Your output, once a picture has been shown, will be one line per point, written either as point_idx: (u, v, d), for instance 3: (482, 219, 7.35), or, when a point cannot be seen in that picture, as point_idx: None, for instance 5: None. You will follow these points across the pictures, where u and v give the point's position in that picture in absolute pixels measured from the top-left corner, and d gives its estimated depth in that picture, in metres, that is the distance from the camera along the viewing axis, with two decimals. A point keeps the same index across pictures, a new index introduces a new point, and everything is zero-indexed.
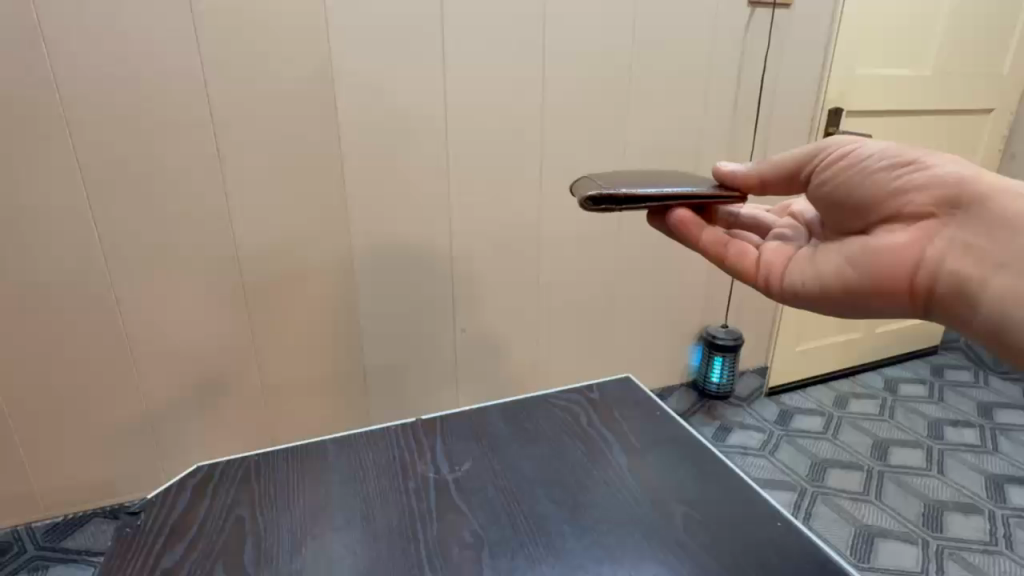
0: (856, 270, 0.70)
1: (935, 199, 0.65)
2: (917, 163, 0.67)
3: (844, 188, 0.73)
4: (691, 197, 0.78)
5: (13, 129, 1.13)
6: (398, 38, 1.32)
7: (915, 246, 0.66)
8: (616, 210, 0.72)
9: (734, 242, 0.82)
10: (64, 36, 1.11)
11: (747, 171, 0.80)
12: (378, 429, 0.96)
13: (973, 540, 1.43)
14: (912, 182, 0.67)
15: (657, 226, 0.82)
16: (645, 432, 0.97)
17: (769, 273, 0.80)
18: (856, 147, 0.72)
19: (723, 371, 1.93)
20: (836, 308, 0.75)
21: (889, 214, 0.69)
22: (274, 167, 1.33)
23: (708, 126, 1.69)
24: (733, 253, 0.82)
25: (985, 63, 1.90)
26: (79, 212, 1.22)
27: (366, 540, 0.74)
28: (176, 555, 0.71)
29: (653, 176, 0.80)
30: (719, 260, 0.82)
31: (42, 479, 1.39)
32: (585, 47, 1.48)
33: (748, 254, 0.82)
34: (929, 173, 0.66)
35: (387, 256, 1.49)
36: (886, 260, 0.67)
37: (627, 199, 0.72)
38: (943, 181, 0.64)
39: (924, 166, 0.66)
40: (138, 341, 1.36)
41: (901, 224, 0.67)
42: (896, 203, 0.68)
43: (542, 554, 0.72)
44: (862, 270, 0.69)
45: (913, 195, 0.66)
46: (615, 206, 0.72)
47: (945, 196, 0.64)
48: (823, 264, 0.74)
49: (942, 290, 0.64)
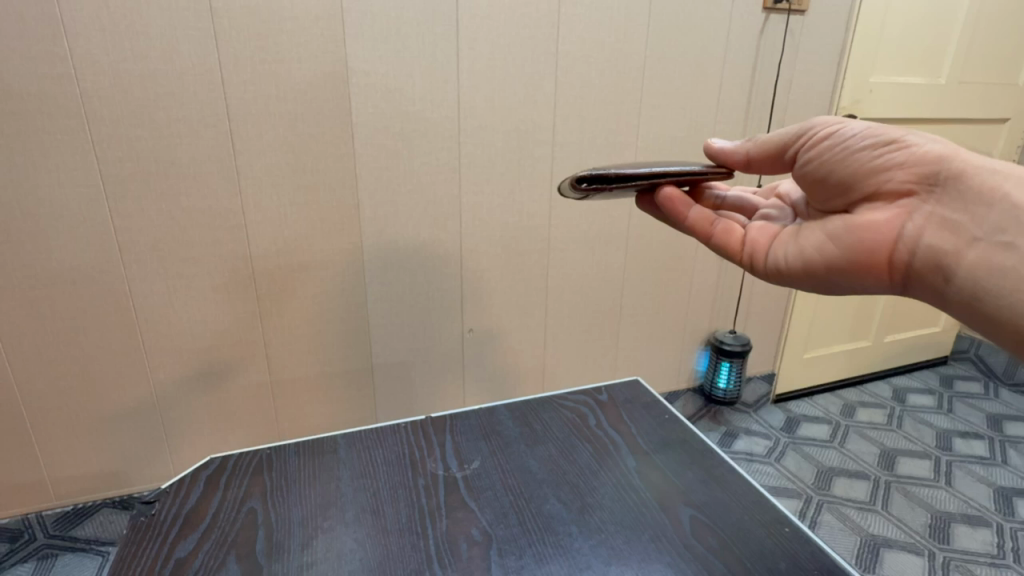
0: (836, 247, 0.72)
1: (914, 177, 0.66)
2: (897, 142, 0.68)
3: (824, 166, 0.74)
4: (680, 175, 0.79)
5: (35, 122, 1.15)
6: (412, 38, 1.33)
7: (895, 222, 0.67)
8: (604, 190, 0.74)
9: (721, 221, 0.82)
10: (85, 32, 1.13)
11: (735, 148, 0.81)
12: (387, 426, 0.97)
13: (980, 552, 1.42)
14: (891, 160, 0.68)
15: (646, 206, 0.82)
16: (652, 433, 0.97)
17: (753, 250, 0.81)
18: (837, 126, 0.72)
19: (730, 376, 1.92)
20: (818, 283, 0.76)
21: (870, 192, 0.70)
22: (288, 164, 1.34)
23: (719, 131, 1.69)
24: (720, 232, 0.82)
25: (1000, 72, 1.89)
26: (96, 204, 1.24)
27: (376, 535, 0.74)
28: (189, 544, 0.72)
29: (644, 162, 0.82)
30: (707, 239, 0.83)
31: (54, 467, 1.41)
32: (598, 50, 1.48)
33: (734, 233, 0.82)
34: (908, 153, 0.67)
35: (397, 254, 1.50)
36: (866, 236, 0.69)
37: (616, 179, 0.74)
38: (921, 161, 0.66)
39: (903, 146, 0.67)
40: (150, 333, 1.37)
41: (882, 201, 0.69)
42: (875, 180, 0.69)
43: (551, 554, 0.72)
44: (842, 246, 0.71)
45: (892, 173, 0.68)
46: (603, 185, 0.73)
47: (924, 173, 0.66)
48: (805, 242, 0.75)
49: (919, 264, 0.66)
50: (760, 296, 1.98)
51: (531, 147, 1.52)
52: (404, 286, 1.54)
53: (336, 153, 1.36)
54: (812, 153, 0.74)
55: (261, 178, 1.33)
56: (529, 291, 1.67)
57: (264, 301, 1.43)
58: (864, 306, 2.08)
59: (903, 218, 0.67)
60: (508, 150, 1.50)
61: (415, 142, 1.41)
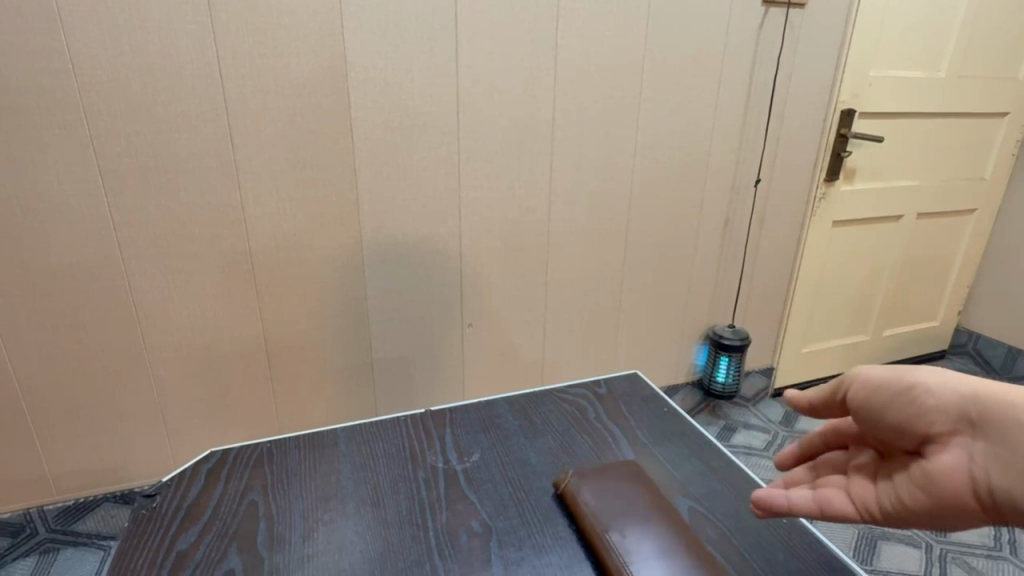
0: (929, 505, 0.43)
1: (957, 414, 0.42)
2: (920, 384, 0.45)
3: (866, 413, 0.49)
4: None
5: (33, 117, 1.15)
6: (411, 32, 1.32)
7: (958, 468, 0.41)
8: None
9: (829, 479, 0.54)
10: (83, 26, 1.12)
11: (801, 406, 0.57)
12: (387, 420, 0.98)
13: (977, 544, 1.43)
14: (923, 404, 0.44)
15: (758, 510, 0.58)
16: (652, 427, 0.98)
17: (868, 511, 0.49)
18: (860, 372, 0.51)
19: (728, 370, 1.93)
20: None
21: (922, 438, 0.44)
22: (287, 159, 1.34)
23: (719, 125, 1.69)
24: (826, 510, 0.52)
25: (1000, 66, 1.88)
26: (95, 200, 1.24)
27: (377, 527, 0.75)
28: (191, 536, 0.73)
29: None
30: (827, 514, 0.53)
31: (55, 462, 1.41)
32: (597, 44, 1.48)
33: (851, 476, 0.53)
34: (938, 394, 0.43)
35: (396, 249, 1.50)
36: (945, 496, 0.41)
37: None
38: (961, 398, 0.42)
39: (932, 388, 0.44)
40: (150, 328, 1.38)
41: (939, 446, 0.42)
42: (921, 427, 0.44)
43: (551, 544, 0.73)
44: (926, 505, 0.43)
45: (932, 416, 0.43)
46: None
47: (964, 411, 0.41)
48: (897, 499, 0.45)
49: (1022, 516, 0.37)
50: (759, 290, 1.98)
51: (531, 141, 1.52)
52: (403, 281, 1.54)
53: (335, 148, 1.36)
54: (853, 397, 0.50)
55: (260, 173, 1.33)
56: (528, 286, 1.67)
57: (263, 296, 1.43)
58: (862, 300, 2.09)
59: (969, 462, 0.40)
60: (507, 144, 1.50)
61: (414, 136, 1.41)
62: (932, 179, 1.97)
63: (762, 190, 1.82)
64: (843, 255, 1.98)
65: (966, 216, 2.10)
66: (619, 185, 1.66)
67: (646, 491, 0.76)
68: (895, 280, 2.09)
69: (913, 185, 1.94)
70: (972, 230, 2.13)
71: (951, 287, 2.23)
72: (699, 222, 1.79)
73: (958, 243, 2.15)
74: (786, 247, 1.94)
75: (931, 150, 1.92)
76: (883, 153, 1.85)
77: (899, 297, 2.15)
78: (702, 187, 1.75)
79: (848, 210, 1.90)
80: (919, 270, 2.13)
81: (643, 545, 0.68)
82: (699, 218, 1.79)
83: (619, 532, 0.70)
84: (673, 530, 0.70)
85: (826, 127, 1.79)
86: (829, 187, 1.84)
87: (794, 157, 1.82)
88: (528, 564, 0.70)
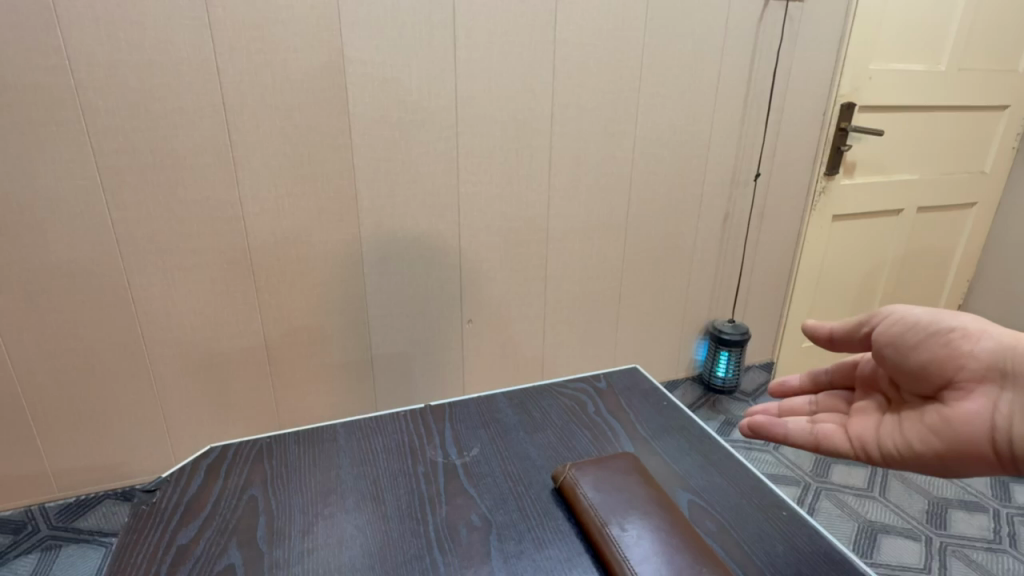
0: (937, 438, 0.62)
1: (987, 364, 0.60)
2: (956, 332, 0.63)
3: (895, 353, 0.68)
4: None
5: (30, 114, 1.15)
6: (409, 27, 1.32)
7: (978, 413, 0.59)
8: None
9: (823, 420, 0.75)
10: (79, 22, 1.12)
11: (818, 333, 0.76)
12: (387, 414, 0.98)
13: (976, 537, 1.43)
14: (961, 349, 0.61)
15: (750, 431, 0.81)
16: (651, 420, 0.98)
17: (862, 442, 0.70)
18: (901, 315, 0.69)
19: (729, 365, 1.92)
20: (943, 474, 0.64)
21: (945, 381, 0.63)
22: (285, 155, 1.34)
23: (718, 119, 1.68)
24: (823, 437, 0.74)
25: (1001, 59, 1.87)
26: (93, 197, 1.24)
27: (377, 521, 0.75)
28: (191, 531, 0.73)
29: None
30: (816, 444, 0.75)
31: (56, 459, 1.41)
32: (596, 38, 1.47)
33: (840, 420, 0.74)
34: (973, 345, 0.61)
35: (396, 245, 1.50)
36: (958, 430, 0.60)
37: None
38: (992, 352, 0.60)
39: (966, 336, 0.62)
40: (150, 325, 1.38)
41: (961, 391, 0.61)
42: (950, 370, 0.62)
43: (551, 538, 0.73)
44: (936, 441, 0.62)
45: (965, 362, 0.61)
46: None
47: (996, 364, 0.59)
48: (905, 429, 0.66)
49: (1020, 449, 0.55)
50: (759, 285, 1.98)
51: (530, 136, 1.51)
52: (402, 277, 1.54)
53: (333, 144, 1.36)
54: (883, 337, 0.69)
55: (258, 169, 1.33)
56: (528, 281, 1.67)
57: (263, 292, 1.43)
58: (862, 295, 2.09)
59: (990, 409, 0.58)
60: (506, 139, 1.49)
61: (413, 132, 1.41)
62: (932, 173, 1.96)
63: (761, 184, 1.82)
64: (843, 249, 1.98)
65: (966, 210, 2.10)
66: (619, 179, 1.65)
67: (644, 481, 0.77)
68: (895, 274, 2.09)
69: (913, 178, 1.94)
70: (972, 224, 2.13)
71: (951, 281, 2.23)
72: (698, 216, 1.79)
73: (958, 236, 2.14)
74: (785, 241, 1.94)
75: (931, 143, 1.91)
76: (883, 147, 1.85)
77: (899, 291, 2.15)
78: (701, 181, 1.75)
79: (848, 204, 1.89)
80: (919, 264, 2.13)
81: (642, 538, 0.68)
82: (699, 212, 1.79)
83: (618, 525, 0.70)
84: (673, 523, 0.70)
85: (826, 121, 1.78)
86: (829, 181, 1.84)
87: (794, 151, 1.82)
88: (527, 557, 0.70)
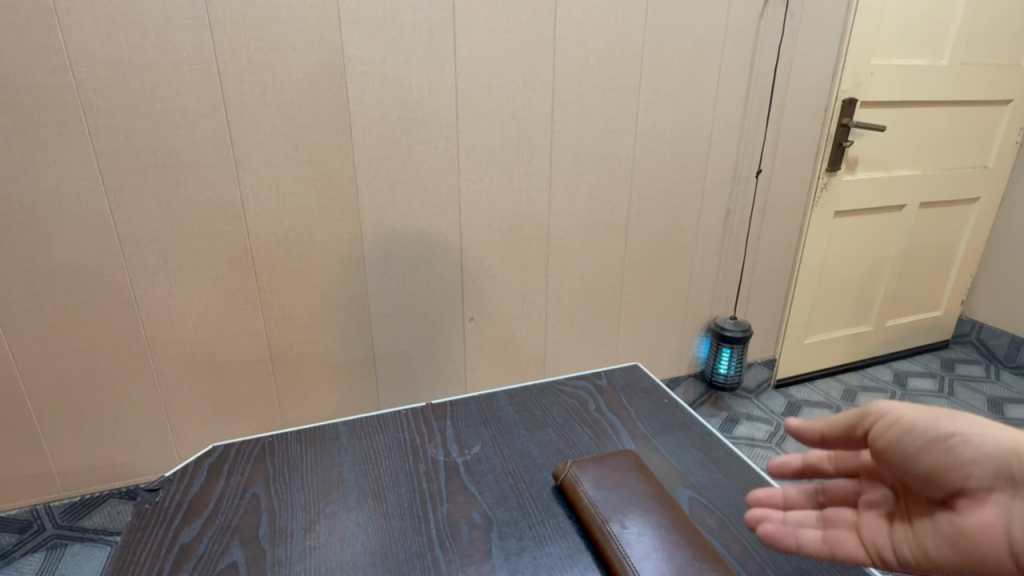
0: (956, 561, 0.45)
1: (998, 467, 0.43)
2: (955, 434, 0.46)
3: (892, 454, 0.51)
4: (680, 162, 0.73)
5: (31, 115, 1.15)
6: (408, 26, 1.32)
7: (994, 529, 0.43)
8: None
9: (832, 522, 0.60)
10: (79, 23, 1.12)
11: (805, 429, 0.62)
12: (388, 413, 0.98)
13: None
14: (962, 455, 0.45)
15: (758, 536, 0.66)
16: (652, 418, 0.98)
17: (878, 552, 0.53)
18: (892, 412, 0.52)
19: (730, 362, 1.92)
20: None
21: (955, 490, 0.46)
22: (286, 154, 1.34)
23: (719, 116, 1.68)
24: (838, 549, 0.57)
25: (1004, 53, 1.87)
26: (95, 197, 1.24)
27: (379, 519, 0.75)
28: (194, 530, 0.73)
29: None
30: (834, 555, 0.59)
31: (61, 459, 1.42)
32: (596, 35, 1.47)
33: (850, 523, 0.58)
34: (977, 447, 0.45)
35: (397, 244, 1.50)
36: (977, 557, 0.43)
37: None
38: (1001, 452, 0.43)
39: (967, 437, 0.45)
40: (152, 325, 1.38)
41: (972, 502, 0.45)
42: (954, 476, 0.46)
43: (552, 535, 0.73)
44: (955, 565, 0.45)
45: (971, 468, 0.45)
46: None
47: (1008, 470, 0.43)
48: (918, 546, 0.49)
49: None
50: (761, 282, 1.97)
51: (530, 134, 1.51)
52: (403, 275, 1.54)
53: (334, 142, 1.36)
54: (874, 434, 0.53)
55: (259, 168, 1.33)
56: (529, 279, 1.67)
57: (264, 292, 1.44)
58: (864, 290, 2.08)
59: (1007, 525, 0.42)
60: (506, 137, 1.49)
61: (414, 131, 1.41)
62: (934, 168, 1.95)
63: (763, 181, 1.81)
64: (845, 245, 1.97)
65: (969, 205, 2.09)
66: (619, 177, 1.65)
67: (644, 479, 0.77)
68: (898, 270, 2.08)
69: (916, 174, 1.93)
70: (975, 219, 2.12)
71: (954, 277, 2.22)
72: (699, 213, 1.79)
73: (961, 232, 2.13)
74: (787, 238, 1.93)
75: (934, 139, 1.91)
76: (885, 142, 1.84)
77: (902, 287, 2.14)
78: (702, 178, 1.74)
79: (851, 200, 1.89)
80: (921, 260, 2.12)
81: (643, 535, 0.68)
82: (700, 209, 1.78)
83: (618, 522, 0.70)
84: (673, 520, 0.70)
85: (828, 117, 1.78)
86: (831, 177, 1.83)
87: (795, 147, 1.81)
88: (528, 554, 0.70)
